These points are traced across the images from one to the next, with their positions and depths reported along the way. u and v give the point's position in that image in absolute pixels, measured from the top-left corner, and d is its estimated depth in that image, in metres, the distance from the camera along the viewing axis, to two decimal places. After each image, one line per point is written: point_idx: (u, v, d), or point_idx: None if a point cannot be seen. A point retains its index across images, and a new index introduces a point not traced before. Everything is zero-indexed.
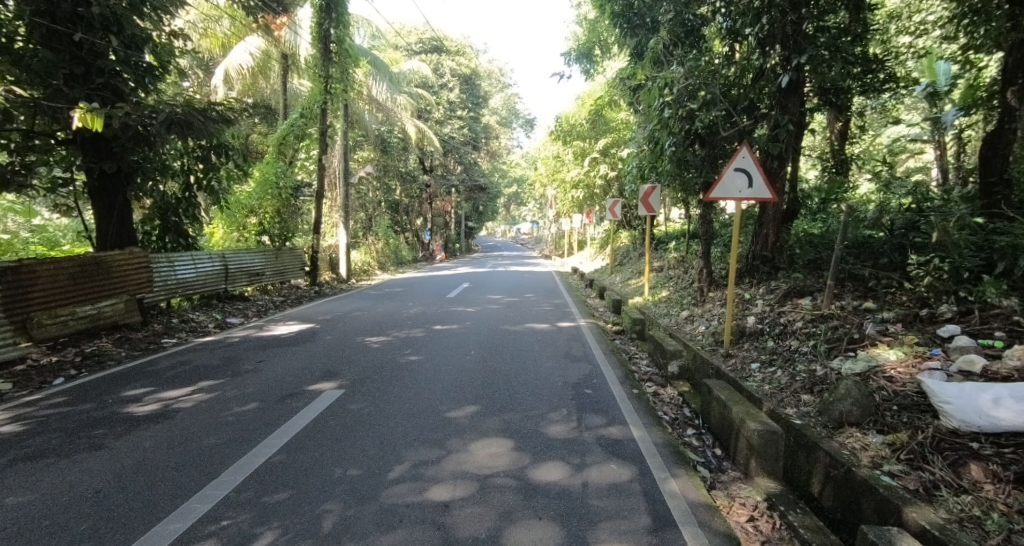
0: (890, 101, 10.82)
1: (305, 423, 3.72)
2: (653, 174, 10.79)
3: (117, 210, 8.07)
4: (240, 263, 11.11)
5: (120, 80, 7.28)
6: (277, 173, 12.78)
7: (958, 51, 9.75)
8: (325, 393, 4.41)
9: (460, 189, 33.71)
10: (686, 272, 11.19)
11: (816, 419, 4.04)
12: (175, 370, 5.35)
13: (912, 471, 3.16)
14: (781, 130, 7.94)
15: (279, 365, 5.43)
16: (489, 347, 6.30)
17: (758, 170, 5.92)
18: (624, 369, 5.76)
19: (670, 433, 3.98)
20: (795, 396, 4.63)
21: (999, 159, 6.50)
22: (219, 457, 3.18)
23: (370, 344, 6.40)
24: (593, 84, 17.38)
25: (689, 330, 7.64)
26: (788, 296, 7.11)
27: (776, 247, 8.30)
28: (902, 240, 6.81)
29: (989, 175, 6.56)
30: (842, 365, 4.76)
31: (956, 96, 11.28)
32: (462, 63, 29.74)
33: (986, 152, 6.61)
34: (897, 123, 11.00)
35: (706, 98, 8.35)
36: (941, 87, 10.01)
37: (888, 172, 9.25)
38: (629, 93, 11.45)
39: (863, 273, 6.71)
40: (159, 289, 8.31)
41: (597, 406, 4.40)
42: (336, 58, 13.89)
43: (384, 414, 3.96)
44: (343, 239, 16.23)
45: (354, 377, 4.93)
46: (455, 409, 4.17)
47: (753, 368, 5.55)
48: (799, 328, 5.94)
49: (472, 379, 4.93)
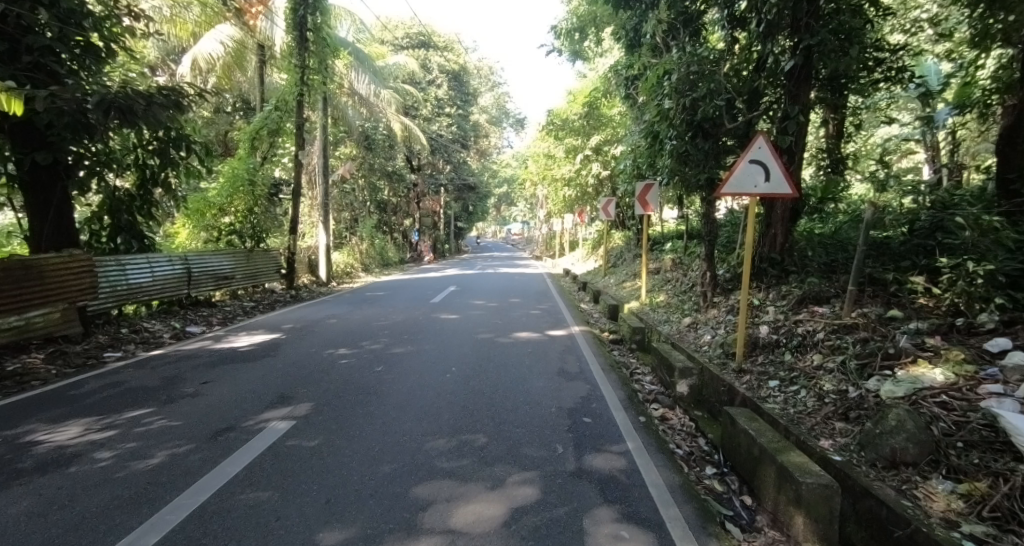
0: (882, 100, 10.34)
1: (233, 474, 2.96)
2: (650, 170, 10.13)
3: (54, 206, 7.28)
4: (205, 265, 10.26)
5: (52, 58, 6.49)
6: (249, 169, 12.06)
7: (956, 47, 9.23)
8: (270, 429, 3.67)
9: (448, 188, 33.04)
10: (685, 274, 10.55)
11: (859, 456, 3.39)
12: (101, 395, 4.57)
13: (1003, 536, 2.49)
14: (791, 122, 7.29)
15: (226, 388, 4.68)
16: (474, 363, 5.59)
17: (777, 161, 5.22)
18: (626, 389, 5.05)
19: (687, 477, 3.28)
20: (828, 424, 3.98)
21: (1018, 154, 6.13)
22: (104, 530, 2.42)
23: (337, 361, 5.65)
24: (584, 79, 16.76)
25: (693, 339, 6.97)
26: (802, 303, 6.45)
27: (784, 247, 7.63)
28: (925, 241, 6.21)
29: (1008, 171, 6.16)
30: (880, 386, 4.08)
31: (950, 95, 10.87)
32: (450, 58, 28.92)
33: (1003, 149, 6.26)
34: (893, 122, 10.49)
35: (709, 88, 7.67)
36: (934, 87, 9.54)
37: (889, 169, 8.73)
38: (623, 85, 10.79)
39: (885, 277, 6.05)
40: (105, 295, 7.55)
41: (597, 440, 3.69)
42: (313, 48, 13.03)
43: (336, 458, 3.22)
44: (323, 240, 15.47)
45: (310, 405, 4.20)
46: (426, 445, 3.45)
47: (771, 387, 4.90)
48: (821, 340, 5.27)
49: (450, 407, 4.20)
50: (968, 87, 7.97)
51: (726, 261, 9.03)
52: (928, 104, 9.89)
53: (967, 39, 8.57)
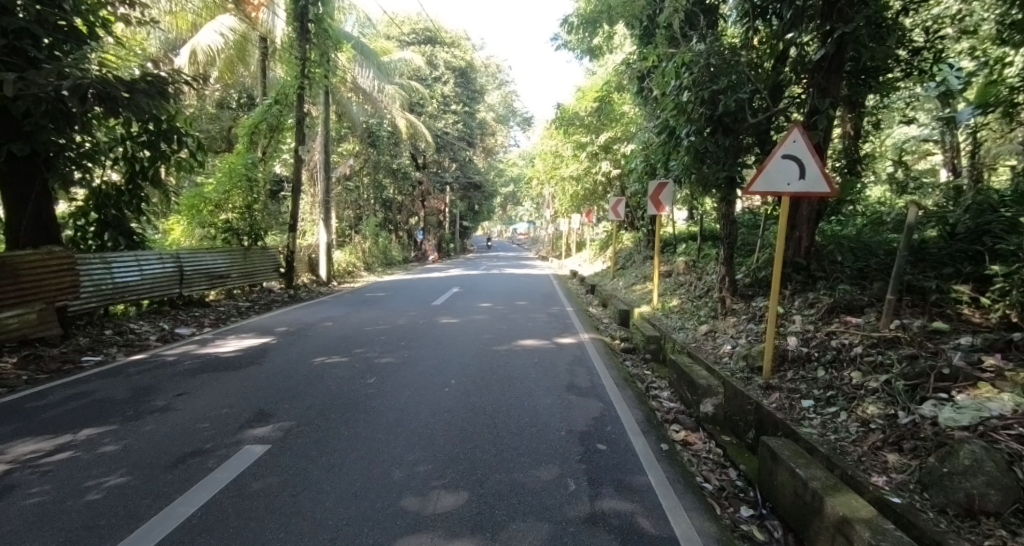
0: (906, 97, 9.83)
1: (186, 515, 2.51)
2: (663, 167, 9.60)
3: (33, 199, 6.89)
4: (198, 264, 9.82)
5: (30, 42, 6.04)
6: (247, 165, 11.65)
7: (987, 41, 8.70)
8: (242, 453, 3.24)
9: (454, 186, 32.64)
10: (699, 278, 10.06)
11: (923, 500, 2.89)
12: (63, 408, 4.13)
13: None
14: (820, 116, 6.73)
15: (202, 401, 4.25)
16: (475, 375, 5.13)
17: (813, 156, 4.71)
18: (642, 408, 4.58)
19: (722, 522, 2.79)
20: (878, 455, 3.47)
21: None
22: None
23: (327, 370, 5.21)
24: (594, 75, 16.27)
25: (712, 349, 6.48)
26: (832, 312, 5.94)
27: (810, 252, 7.15)
28: (970, 247, 5.68)
29: None
30: (936, 413, 3.57)
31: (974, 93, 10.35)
32: (457, 55, 28.33)
33: None
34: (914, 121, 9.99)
35: (732, 81, 7.15)
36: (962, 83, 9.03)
37: (912, 170, 8.25)
38: (637, 79, 10.28)
39: (925, 285, 5.52)
40: (89, 294, 7.14)
41: (615, 473, 3.21)
42: (315, 40, 12.57)
43: (310, 497, 2.74)
44: (324, 239, 15.07)
45: (290, 424, 3.76)
46: (417, 479, 2.99)
47: (805, 407, 4.39)
48: (860, 356, 4.76)
49: (447, 429, 3.75)
50: (993, 86, 7.42)
51: (745, 266, 8.52)
52: (951, 103, 9.41)
53: (992, 35, 8.03)
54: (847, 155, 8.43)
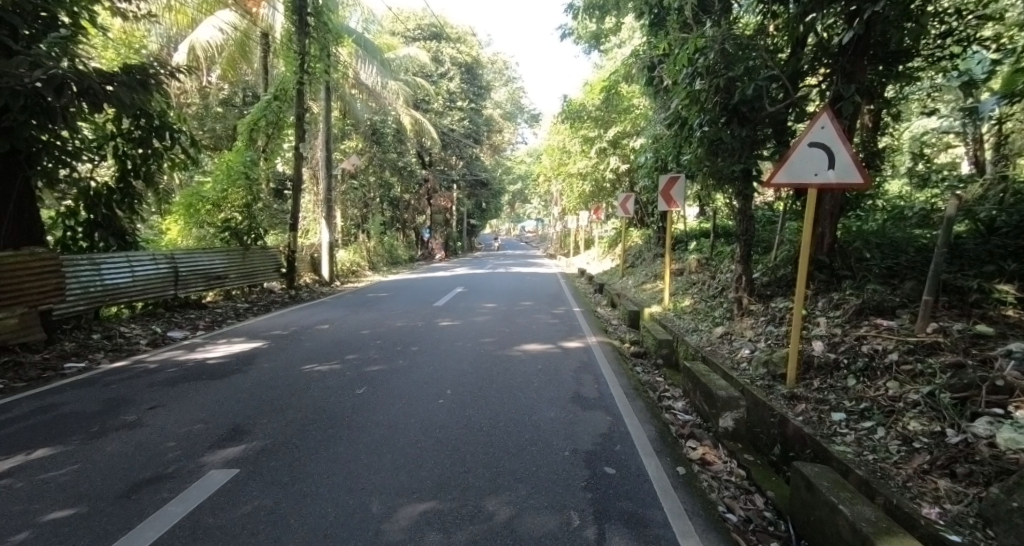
0: (928, 87, 9.35)
1: None
2: (673, 160, 9.14)
3: (14, 200, 6.60)
4: (193, 264, 9.51)
5: (7, 34, 5.75)
6: (245, 163, 11.41)
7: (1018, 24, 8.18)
8: (207, 480, 2.90)
9: (461, 184, 32.32)
10: (713, 276, 9.63)
11: (989, 539, 2.46)
12: (25, 424, 3.81)
13: None
14: (845, 103, 6.25)
15: (175, 415, 3.93)
16: (473, 385, 4.77)
17: (844, 143, 4.25)
18: (655, 421, 4.19)
19: None
20: (926, 479, 3.05)
21: None
22: None
23: (315, 379, 4.87)
24: (602, 68, 15.84)
25: (729, 353, 6.05)
26: (861, 314, 5.49)
27: (833, 249, 6.68)
28: (1014, 243, 5.21)
29: None
30: (994, 432, 3.14)
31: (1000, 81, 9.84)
32: (463, 51, 28.01)
33: None
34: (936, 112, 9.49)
35: (750, 67, 6.70)
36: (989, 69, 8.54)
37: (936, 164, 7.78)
38: (646, 70, 9.84)
39: (965, 284, 5.06)
40: (75, 297, 6.85)
41: (625, 503, 2.83)
42: (314, 33, 12.25)
43: (273, 537, 2.36)
44: (325, 238, 14.77)
45: (266, 444, 3.42)
46: (397, 511, 2.64)
47: (836, 421, 3.97)
48: (896, 364, 4.31)
49: (438, 449, 3.39)
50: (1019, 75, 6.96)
51: (762, 265, 8.07)
52: (975, 92, 8.93)
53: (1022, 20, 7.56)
54: (868, 146, 7.96)
